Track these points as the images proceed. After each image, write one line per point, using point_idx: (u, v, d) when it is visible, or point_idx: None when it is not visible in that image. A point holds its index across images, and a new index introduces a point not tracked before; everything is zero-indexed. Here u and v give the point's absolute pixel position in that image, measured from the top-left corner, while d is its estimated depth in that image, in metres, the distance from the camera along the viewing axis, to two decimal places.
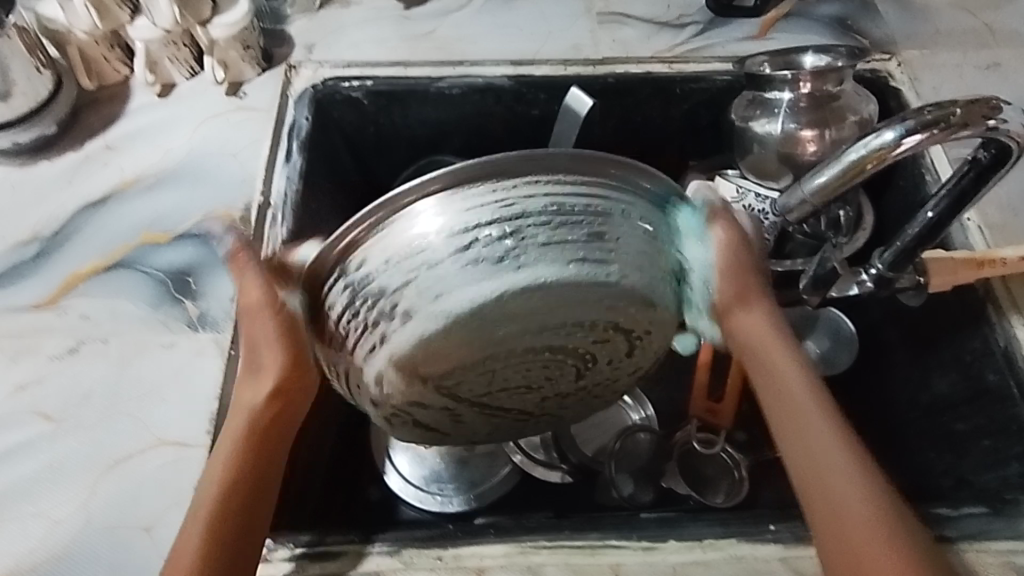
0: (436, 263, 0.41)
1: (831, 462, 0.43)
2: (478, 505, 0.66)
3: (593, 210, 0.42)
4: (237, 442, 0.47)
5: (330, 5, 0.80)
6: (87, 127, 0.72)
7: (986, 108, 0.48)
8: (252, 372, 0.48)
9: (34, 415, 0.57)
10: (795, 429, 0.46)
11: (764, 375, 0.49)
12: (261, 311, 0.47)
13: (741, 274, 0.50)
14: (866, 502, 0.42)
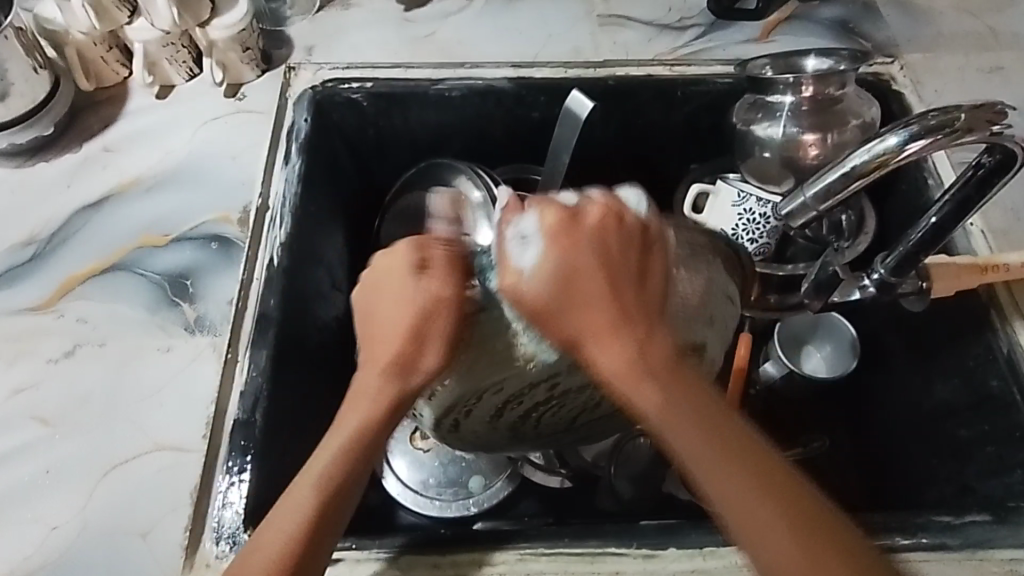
0: (498, 310, 0.47)
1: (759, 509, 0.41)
2: (478, 510, 0.66)
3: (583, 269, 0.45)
4: (345, 443, 0.45)
5: (330, 6, 0.79)
6: (86, 128, 0.72)
7: (992, 112, 0.48)
8: (378, 357, 0.46)
9: (30, 419, 0.56)
10: (695, 464, 0.43)
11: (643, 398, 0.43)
12: (442, 301, 0.46)
13: (580, 282, 0.44)
14: (780, 524, 0.41)
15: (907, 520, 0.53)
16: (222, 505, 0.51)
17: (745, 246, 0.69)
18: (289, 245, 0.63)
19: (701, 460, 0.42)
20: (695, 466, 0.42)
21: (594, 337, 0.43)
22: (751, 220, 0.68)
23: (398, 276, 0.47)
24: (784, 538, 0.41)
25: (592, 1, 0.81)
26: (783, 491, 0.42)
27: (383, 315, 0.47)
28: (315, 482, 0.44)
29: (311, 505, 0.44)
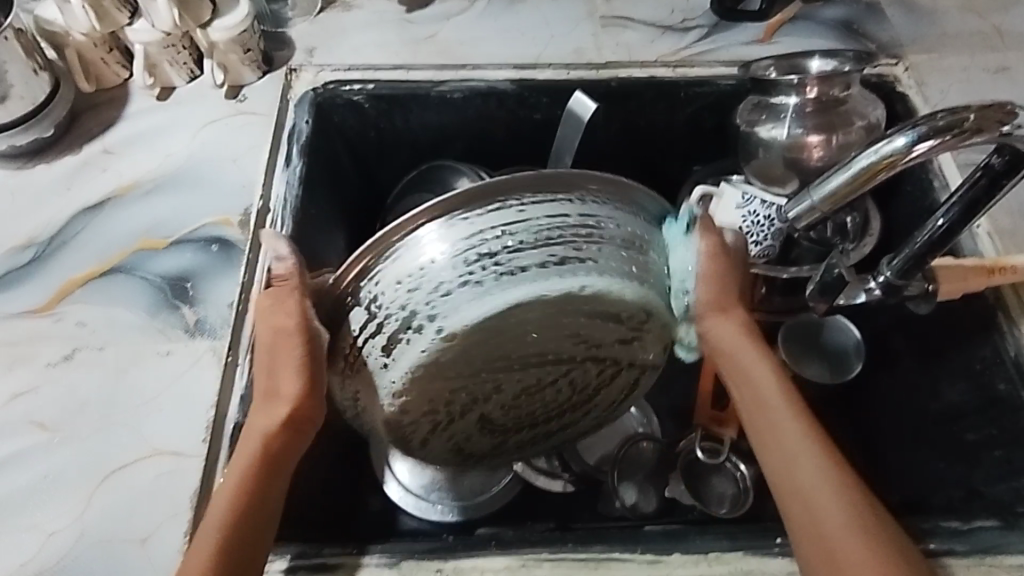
0: (444, 291, 0.43)
1: (802, 471, 0.45)
2: (477, 516, 0.66)
3: (576, 231, 0.44)
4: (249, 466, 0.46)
5: (331, 8, 0.79)
6: (86, 131, 0.71)
7: (1001, 112, 0.47)
8: (276, 395, 0.47)
9: (29, 425, 0.56)
10: (774, 432, 0.48)
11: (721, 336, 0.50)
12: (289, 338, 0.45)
13: (721, 293, 0.50)
14: (821, 474, 0.45)
15: (915, 524, 0.52)
16: None
17: (748, 250, 0.67)
18: (290, 248, 0.62)
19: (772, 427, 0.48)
20: (769, 425, 0.48)
21: (718, 310, 0.50)
22: (755, 223, 0.66)
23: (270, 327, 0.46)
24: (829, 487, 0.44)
25: (594, 3, 0.80)
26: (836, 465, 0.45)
27: (274, 353, 0.46)
28: (230, 490, 0.45)
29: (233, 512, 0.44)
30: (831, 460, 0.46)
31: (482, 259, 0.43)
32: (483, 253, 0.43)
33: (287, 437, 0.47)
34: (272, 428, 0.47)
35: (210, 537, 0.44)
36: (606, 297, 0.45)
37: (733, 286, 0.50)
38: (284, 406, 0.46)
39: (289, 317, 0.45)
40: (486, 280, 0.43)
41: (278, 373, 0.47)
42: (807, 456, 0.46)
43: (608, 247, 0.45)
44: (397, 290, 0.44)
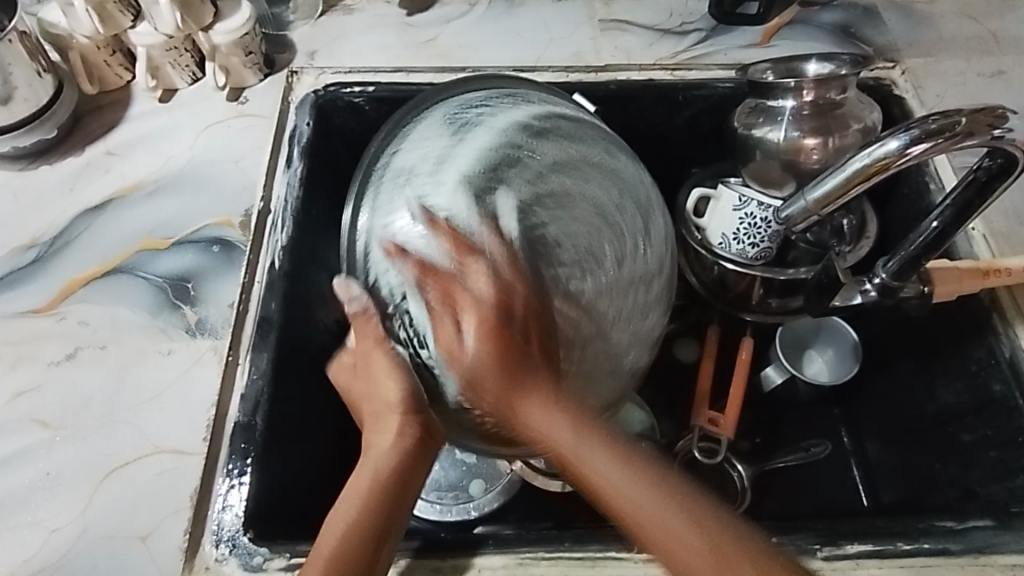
0: (417, 201, 0.48)
1: (638, 501, 0.42)
2: (481, 513, 0.67)
3: (435, 163, 0.50)
4: (363, 499, 0.45)
5: (332, 11, 0.80)
6: (89, 133, 0.72)
7: (992, 116, 0.48)
8: (375, 418, 0.48)
9: (32, 423, 0.56)
10: (598, 475, 0.43)
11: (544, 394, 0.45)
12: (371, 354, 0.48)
13: (490, 325, 0.45)
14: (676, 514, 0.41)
15: (910, 524, 0.52)
16: (222, 507, 0.51)
17: (745, 250, 0.68)
18: (290, 249, 0.62)
19: (620, 481, 0.42)
20: (588, 470, 0.43)
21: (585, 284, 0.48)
22: (752, 224, 0.66)
23: (385, 364, 0.47)
24: (673, 521, 0.41)
25: (593, 6, 0.81)
26: (665, 489, 0.42)
27: (370, 376, 0.48)
28: (339, 523, 0.45)
29: (361, 520, 0.45)
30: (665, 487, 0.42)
31: (405, 229, 0.48)
32: (406, 233, 0.48)
33: (409, 468, 0.47)
34: (402, 452, 0.46)
35: (332, 537, 0.44)
36: (498, 166, 0.49)
37: (512, 340, 0.45)
38: (393, 423, 0.47)
39: (388, 353, 0.47)
40: (427, 233, 0.47)
41: (377, 395, 0.48)
42: (610, 472, 0.43)
43: (451, 153, 0.50)
44: (378, 253, 0.49)
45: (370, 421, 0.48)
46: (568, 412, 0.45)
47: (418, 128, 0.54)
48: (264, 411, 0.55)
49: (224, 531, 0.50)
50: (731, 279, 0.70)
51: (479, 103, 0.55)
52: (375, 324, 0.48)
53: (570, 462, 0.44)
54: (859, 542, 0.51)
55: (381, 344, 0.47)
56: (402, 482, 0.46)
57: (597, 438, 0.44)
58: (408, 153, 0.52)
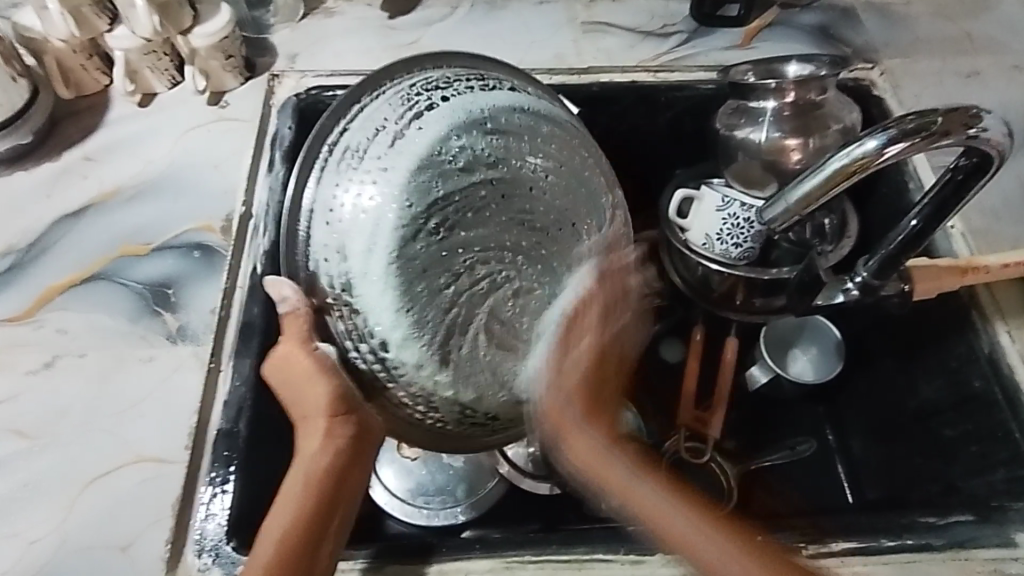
0: (361, 190, 0.46)
1: (656, 502, 0.47)
2: (467, 518, 0.66)
3: (371, 147, 0.48)
4: (296, 502, 0.45)
5: (314, 15, 0.79)
6: (66, 138, 0.71)
7: (967, 116, 0.48)
8: (312, 424, 0.47)
9: (8, 433, 0.55)
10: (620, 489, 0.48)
11: (582, 454, 0.49)
12: (302, 355, 0.46)
13: (563, 362, 0.50)
14: (688, 520, 0.46)
15: (892, 521, 0.53)
16: (204, 517, 0.51)
17: (729, 251, 0.68)
18: (272, 253, 0.62)
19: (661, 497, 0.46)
20: (602, 480, 0.48)
21: (564, 376, 0.50)
22: (735, 225, 0.67)
23: (307, 365, 0.46)
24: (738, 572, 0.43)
25: (575, 8, 0.81)
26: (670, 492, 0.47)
27: (291, 378, 0.47)
28: (274, 531, 0.44)
29: (299, 520, 0.44)
30: (690, 507, 0.46)
31: (339, 233, 0.47)
32: (341, 251, 0.46)
33: (345, 468, 0.46)
34: (334, 456, 0.46)
35: (266, 548, 0.43)
36: (427, 163, 0.47)
37: (565, 324, 0.50)
38: (320, 426, 0.47)
39: (307, 350, 0.46)
40: (368, 251, 0.46)
41: (305, 399, 0.47)
42: (642, 484, 0.47)
43: (387, 139, 0.48)
44: (321, 239, 0.47)
45: (297, 422, 0.48)
46: (623, 452, 0.50)
47: (377, 96, 0.50)
48: (246, 417, 0.55)
49: (207, 540, 0.50)
50: (715, 280, 0.71)
51: (439, 83, 0.50)
52: (302, 322, 0.46)
53: (601, 471, 0.49)
54: (845, 539, 0.52)
55: (304, 345, 0.46)
56: (340, 481, 0.46)
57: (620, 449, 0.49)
58: (357, 136, 0.48)
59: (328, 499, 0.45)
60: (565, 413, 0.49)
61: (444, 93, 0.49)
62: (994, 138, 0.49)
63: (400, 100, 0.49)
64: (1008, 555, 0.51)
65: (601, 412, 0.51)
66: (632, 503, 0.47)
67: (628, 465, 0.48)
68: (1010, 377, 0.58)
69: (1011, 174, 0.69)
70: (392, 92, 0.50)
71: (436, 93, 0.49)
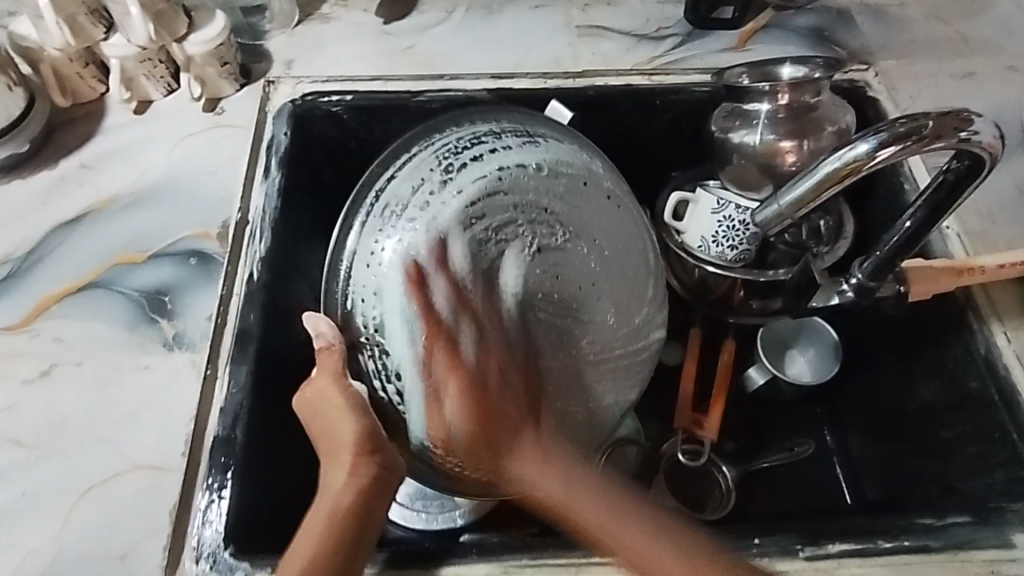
0: (401, 235, 0.51)
1: (620, 527, 0.48)
2: (464, 523, 0.66)
3: (410, 198, 0.52)
4: (325, 528, 0.45)
5: (310, 21, 0.79)
6: (62, 146, 0.71)
7: (957, 119, 0.48)
8: (337, 456, 0.47)
9: (6, 442, 0.55)
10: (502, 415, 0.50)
11: (439, 417, 0.50)
12: (335, 386, 0.48)
13: (495, 346, 0.51)
14: (637, 525, 0.48)
15: (890, 523, 0.53)
16: (202, 523, 0.51)
17: (725, 253, 0.68)
18: (269, 259, 0.62)
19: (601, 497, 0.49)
20: (563, 510, 0.49)
21: (440, 395, 0.50)
22: (730, 228, 0.67)
23: (338, 400, 0.48)
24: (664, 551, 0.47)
25: (570, 12, 0.81)
26: (603, 521, 0.48)
27: (325, 415, 0.48)
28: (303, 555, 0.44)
29: (324, 545, 0.45)
30: (626, 513, 0.49)
31: (373, 276, 0.51)
32: (376, 295, 0.51)
33: (370, 500, 0.46)
34: (357, 490, 0.46)
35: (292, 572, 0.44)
36: (462, 207, 0.52)
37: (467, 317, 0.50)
38: (346, 459, 0.47)
39: (336, 386, 0.48)
40: (402, 297, 0.50)
41: (331, 433, 0.48)
42: (554, 480, 0.49)
43: (427, 191, 0.52)
44: (359, 277, 0.51)
45: (324, 456, 0.48)
46: (563, 462, 0.51)
47: (411, 148, 0.55)
48: (244, 424, 0.55)
49: (204, 547, 0.50)
50: (713, 282, 0.71)
51: (479, 137, 0.55)
52: (336, 357, 0.49)
53: (500, 470, 0.50)
54: (842, 541, 0.52)
55: (338, 377, 0.48)
56: (363, 512, 0.46)
57: (554, 469, 0.50)
58: (409, 183, 0.53)
59: (354, 530, 0.46)
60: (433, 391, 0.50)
61: (487, 145, 0.55)
62: (985, 140, 0.49)
63: (435, 152, 0.54)
64: (1005, 557, 0.51)
65: (518, 441, 0.50)
66: (597, 526, 0.48)
67: (587, 488, 0.49)
68: (1007, 378, 0.58)
69: (1006, 175, 0.69)
70: (433, 143, 0.55)
71: (470, 147, 0.54)
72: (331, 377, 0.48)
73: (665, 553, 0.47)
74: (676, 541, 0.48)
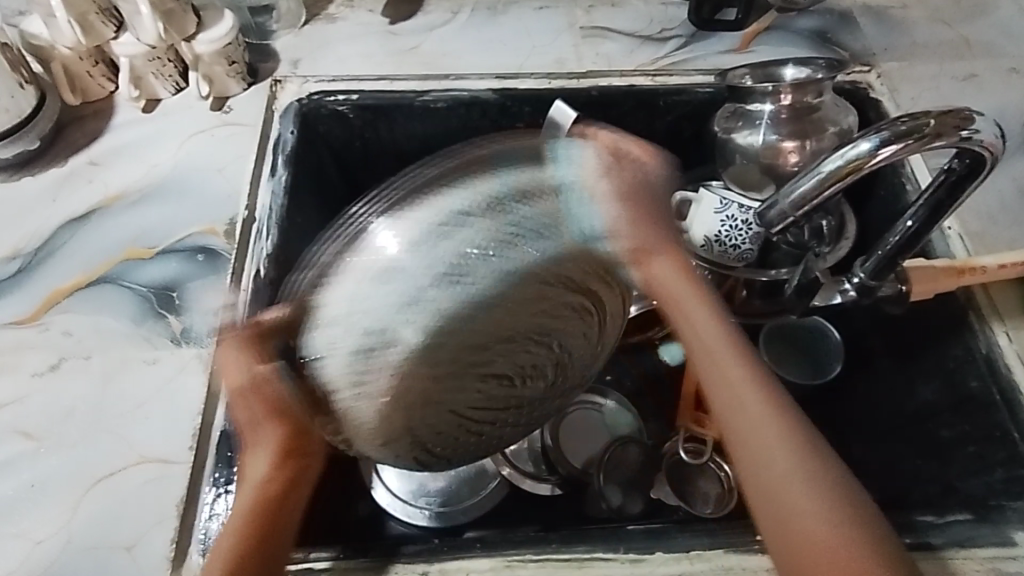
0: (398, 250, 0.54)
1: (784, 466, 0.46)
2: (467, 519, 0.66)
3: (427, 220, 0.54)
4: (252, 503, 0.49)
5: (316, 21, 0.80)
6: (72, 143, 0.72)
7: (959, 118, 0.49)
8: (269, 439, 0.51)
9: (14, 434, 0.56)
10: (703, 340, 0.54)
11: (710, 337, 0.54)
12: (241, 385, 0.53)
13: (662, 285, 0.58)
14: (788, 459, 0.46)
15: (891, 520, 0.53)
16: (209, 517, 0.51)
17: (727, 253, 0.69)
18: (276, 257, 0.63)
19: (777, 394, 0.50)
20: (723, 382, 0.51)
21: (643, 258, 0.58)
22: (733, 227, 0.67)
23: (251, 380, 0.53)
24: (807, 488, 0.45)
25: (574, 14, 0.82)
26: (777, 429, 0.48)
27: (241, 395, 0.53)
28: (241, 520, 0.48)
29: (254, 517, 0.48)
30: (773, 401, 0.50)
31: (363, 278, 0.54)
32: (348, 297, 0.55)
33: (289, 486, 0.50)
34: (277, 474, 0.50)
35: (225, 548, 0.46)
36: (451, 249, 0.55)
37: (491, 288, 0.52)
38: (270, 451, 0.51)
39: (238, 363, 0.54)
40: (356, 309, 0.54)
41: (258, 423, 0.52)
42: (751, 394, 0.50)
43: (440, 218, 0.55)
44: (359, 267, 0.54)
45: (247, 446, 0.52)
46: (757, 380, 0.51)
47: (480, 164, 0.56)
48: None
49: (211, 540, 0.50)
50: (714, 283, 0.71)
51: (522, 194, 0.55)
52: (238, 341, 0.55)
53: (706, 388, 0.52)
54: None
55: (257, 363, 0.53)
56: (283, 500, 0.50)
57: (755, 387, 0.50)
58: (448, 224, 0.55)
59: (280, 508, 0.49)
60: (700, 362, 0.53)
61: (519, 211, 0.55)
62: (986, 139, 0.49)
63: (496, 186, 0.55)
64: (1005, 555, 0.51)
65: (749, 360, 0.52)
66: (746, 432, 0.48)
67: (761, 397, 0.50)
68: (1007, 376, 0.59)
69: (1007, 176, 0.70)
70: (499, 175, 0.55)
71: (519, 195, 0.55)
72: (235, 366, 0.54)
73: (806, 497, 0.44)
74: (808, 453, 0.47)
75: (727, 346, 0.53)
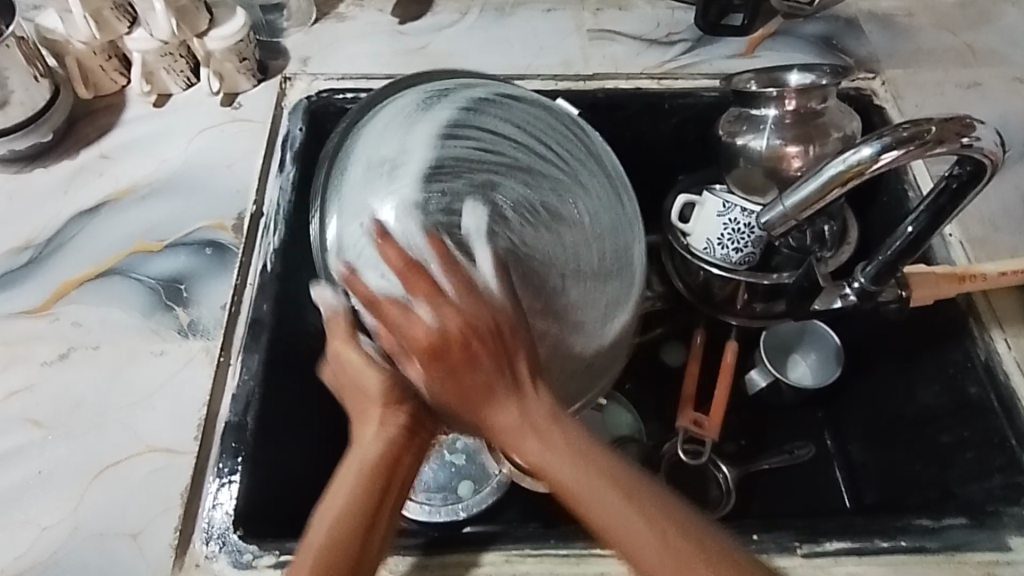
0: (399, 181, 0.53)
1: (633, 534, 0.40)
2: (468, 515, 0.67)
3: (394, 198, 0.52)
4: (352, 480, 0.44)
5: (326, 20, 0.81)
6: (84, 136, 0.73)
7: (960, 125, 0.49)
8: (365, 409, 0.48)
9: (24, 422, 0.57)
10: (583, 481, 0.42)
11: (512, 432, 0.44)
12: (350, 348, 0.50)
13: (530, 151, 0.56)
14: (653, 532, 0.40)
15: (887, 522, 0.54)
16: (213, 506, 0.52)
17: (729, 256, 0.69)
18: (283, 253, 0.64)
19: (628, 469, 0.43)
20: (565, 490, 0.42)
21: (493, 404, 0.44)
22: (735, 231, 0.68)
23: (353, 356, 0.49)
24: (652, 538, 0.40)
25: (582, 16, 0.83)
26: (627, 510, 0.41)
27: (344, 369, 0.50)
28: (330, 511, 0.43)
29: (355, 495, 0.43)
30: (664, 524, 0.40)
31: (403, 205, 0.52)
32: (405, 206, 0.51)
33: (394, 449, 0.46)
34: (382, 439, 0.46)
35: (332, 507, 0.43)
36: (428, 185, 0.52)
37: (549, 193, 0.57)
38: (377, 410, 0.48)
39: (344, 336, 0.50)
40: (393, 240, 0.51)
41: (356, 390, 0.49)
42: (597, 490, 0.41)
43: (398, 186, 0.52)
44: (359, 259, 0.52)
45: (353, 418, 0.49)
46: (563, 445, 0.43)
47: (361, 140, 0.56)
48: (255, 411, 0.56)
49: (215, 529, 0.51)
50: (717, 286, 0.71)
51: (405, 116, 0.56)
52: (343, 319, 0.51)
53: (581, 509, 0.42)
54: (838, 539, 0.53)
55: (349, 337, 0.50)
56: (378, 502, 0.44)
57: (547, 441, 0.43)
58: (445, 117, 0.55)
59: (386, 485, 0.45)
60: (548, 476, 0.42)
61: (415, 129, 0.54)
62: (986, 147, 0.50)
63: (395, 153, 0.54)
64: (1000, 559, 0.52)
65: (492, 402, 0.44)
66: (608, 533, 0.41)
67: (614, 483, 0.42)
68: (1006, 384, 0.59)
69: (1009, 184, 0.70)
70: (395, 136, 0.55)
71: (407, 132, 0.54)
72: (348, 345, 0.50)
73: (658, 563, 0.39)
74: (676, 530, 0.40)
75: (579, 456, 0.43)
